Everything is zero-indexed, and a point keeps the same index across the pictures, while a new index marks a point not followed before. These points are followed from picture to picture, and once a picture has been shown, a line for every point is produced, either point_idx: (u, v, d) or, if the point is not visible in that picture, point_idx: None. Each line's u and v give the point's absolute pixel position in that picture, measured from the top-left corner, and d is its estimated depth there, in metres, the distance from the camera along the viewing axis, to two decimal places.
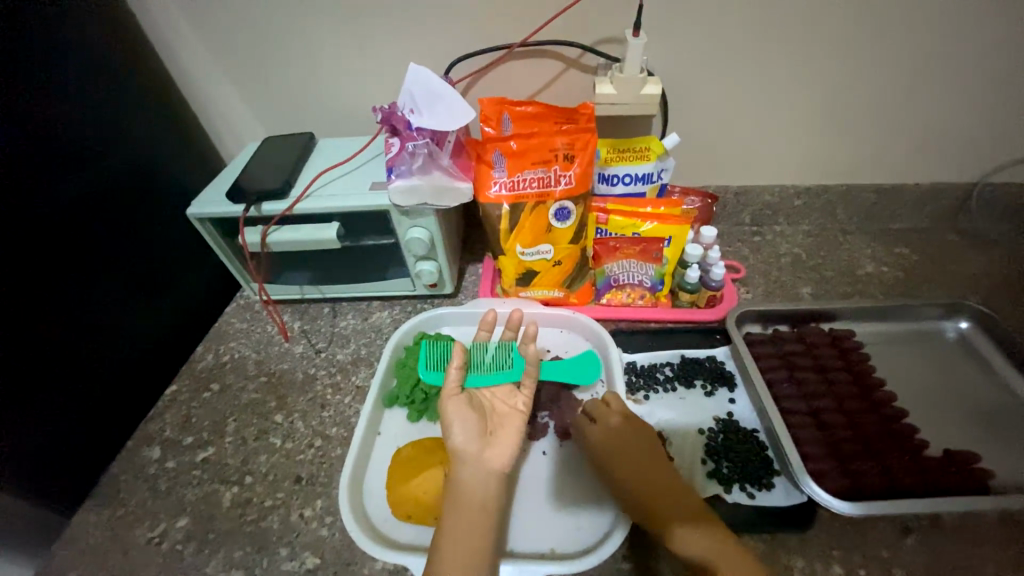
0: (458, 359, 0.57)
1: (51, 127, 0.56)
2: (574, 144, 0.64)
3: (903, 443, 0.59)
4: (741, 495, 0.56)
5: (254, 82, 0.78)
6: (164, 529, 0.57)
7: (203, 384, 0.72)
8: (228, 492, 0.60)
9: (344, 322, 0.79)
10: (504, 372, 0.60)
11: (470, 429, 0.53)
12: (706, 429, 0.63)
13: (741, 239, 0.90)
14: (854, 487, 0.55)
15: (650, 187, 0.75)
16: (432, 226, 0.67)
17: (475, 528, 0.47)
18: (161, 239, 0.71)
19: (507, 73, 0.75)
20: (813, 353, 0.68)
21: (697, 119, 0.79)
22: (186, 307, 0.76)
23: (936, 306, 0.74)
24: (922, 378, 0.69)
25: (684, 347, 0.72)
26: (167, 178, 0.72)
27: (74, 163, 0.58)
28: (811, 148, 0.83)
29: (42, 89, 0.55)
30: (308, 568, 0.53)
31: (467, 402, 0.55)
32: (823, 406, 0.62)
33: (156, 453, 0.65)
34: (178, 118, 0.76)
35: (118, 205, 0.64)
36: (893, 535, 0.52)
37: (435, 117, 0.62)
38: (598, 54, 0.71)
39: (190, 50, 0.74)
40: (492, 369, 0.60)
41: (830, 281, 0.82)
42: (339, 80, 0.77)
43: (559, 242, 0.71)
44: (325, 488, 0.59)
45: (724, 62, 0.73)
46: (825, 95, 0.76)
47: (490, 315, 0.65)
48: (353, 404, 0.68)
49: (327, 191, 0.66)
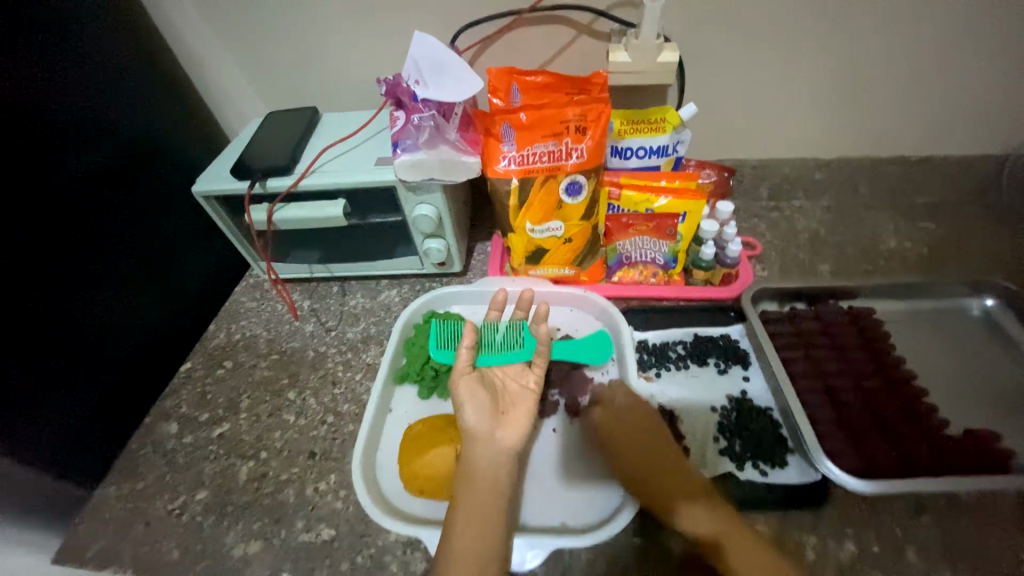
0: (469, 339, 0.56)
1: (50, 103, 0.54)
2: (587, 115, 0.62)
3: (921, 423, 0.58)
4: (754, 472, 0.55)
5: (255, 54, 0.75)
6: (184, 501, 0.59)
7: (216, 361, 0.73)
8: (245, 466, 0.61)
9: (353, 301, 0.79)
10: (515, 351, 0.60)
11: (482, 408, 0.53)
12: (718, 408, 0.62)
13: (758, 215, 0.87)
14: (870, 467, 0.54)
15: (665, 161, 0.73)
16: (439, 202, 0.66)
17: (485, 503, 0.47)
18: (168, 217, 0.71)
19: (516, 41, 0.72)
20: (831, 331, 0.67)
21: (715, 87, 0.75)
22: (196, 286, 0.77)
23: (961, 284, 0.72)
24: (943, 358, 0.67)
25: (697, 326, 0.71)
26: (172, 155, 0.71)
27: (76, 140, 0.57)
28: (835, 118, 0.79)
29: (37, 63, 0.53)
30: (324, 539, 0.54)
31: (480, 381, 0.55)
32: (840, 384, 0.61)
33: (173, 428, 0.66)
34: (180, 93, 0.75)
35: (124, 184, 0.63)
36: (909, 514, 0.52)
37: (441, 89, 0.60)
38: (611, 19, 0.68)
39: (189, 22, 0.72)
40: (503, 349, 0.60)
41: (850, 258, 0.80)
42: (342, 51, 0.75)
43: (570, 218, 0.69)
44: (339, 463, 0.60)
45: (746, 25, 0.68)
46: (854, 59, 0.71)
47: (501, 295, 0.64)
48: (364, 382, 0.68)
49: (333, 167, 0.65)
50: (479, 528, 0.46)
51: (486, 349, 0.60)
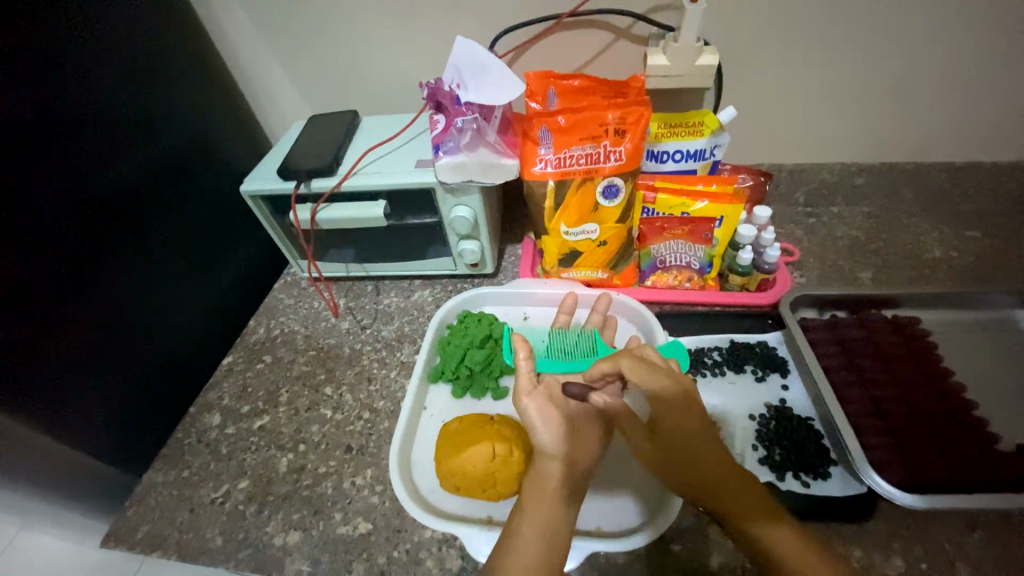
0: (525, 350, 0.54)
1: (114, 105, 0.58)
2: (626, 118, 0.62)
3: (973, 436, 0.56)
4: (796, 483, 0.54)
5: (300, 61, 0.78)
6: (227, 490, 0.61)
7: (256, 355, 0.75)
8: (284, 458, 0.63)
9: (387, 300, 0.80)
10: (592, 357, 0.61)
11: (553, 427, 0.50)
12: (757, 416, 0.61)
13: (795, 220, 0.85)
14: (919, 478, 0.52)
15: (701, 164, 0.72)
16: (476, 204, 0.66)
17: (545, 511, 0.46)
18: (212, 215, 0.73)
19: (553, 46, 0.73)
20: (875, 341, 0.65)
21: (753, 90, 0.75)
22: (235, 282, 0.79)
23: (1011, 294, 0.69)
24: (994, 370, 0.64)
25: (733, 332, 0.70)
26: (219, 158, 0.74)
27: (135, 140, 0.60)
28: (875, 123, 0.77)
29: (106, 67, 0.57)
30: (360, 532, 0.55)
31: (546, 395, 0.53)
32: (885, 395, 0.59)
33: (216, 419, 0.68)
34: (229, 97, 0.78)
35: (175, 183, 0.67)
36: (959, 531, 0.50)
37: (482, 92, 0.61)
38: (650, 24, 0.68)
39: (240, 30, 0.75)
40: (571, 353, 0.61)
41: (892, 265, 0.77)
42: (383, 58, 0.77)
43: (605, 221, 0.69)
44: (375, 458, 0.61)
45: (786, 29, 0.68)
46: (896, 63, 0.70)
47: (569, 300, 0.68)
48: (398, 379, 0.70)
49: (374, 168, 0.67)
50: (544, 538, 0.45)
51: (555, 352, 0.62)
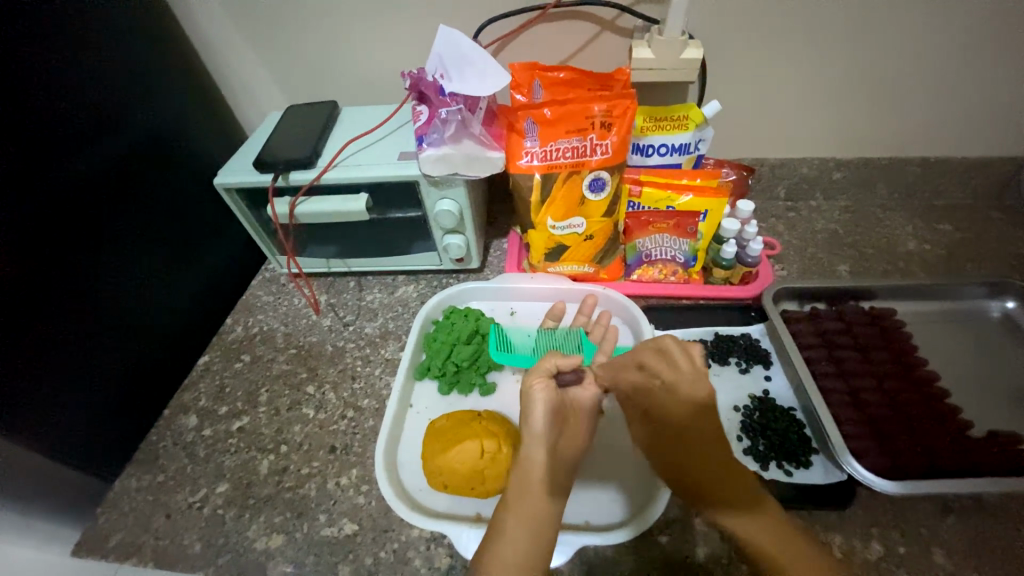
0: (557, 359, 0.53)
1: (78, 92, 0.54)
2: (613, 110, 0.61)
3: (946, 423, 0.57)
4: (778, 472, 0.55)
5: (276, 49, 0.76)
6: (205, 494, 0.58)
7: (234, 355, 0.73)
8: (265, 460, 0.61)
9: (370, 296, 0.78)
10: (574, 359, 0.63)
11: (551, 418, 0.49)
12: (741, 407, 0.62)
13: (775, 214, 0.87)
14: (896, 466, 0.54)
15: (686, 158, 0.73)
16: (461, 198, 0.65)
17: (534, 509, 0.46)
18: (184, 210, 0.70)
19: (539, 37, 0.72)
20: (853, 332, 0.67)
21: (737, 84, 0.75)
22: (210, 279, 0.76)
23: (981, 285, 0.71)
24: (965, 358, 0.67)
25: (717, 325, 0.71)
26: (191, 150, 0.71)
27: (100, 130, 0.57)
28: (854, 119, 0.79)
29: (67, 52, 0.53)
30: (346, 533, 0.54)
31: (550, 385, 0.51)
32: (863, 385, 0.60)
33: (192, 421, 0.66)
34: (201, 86, 0.75)
35: (145, 176, 0.63)
36: (935, 515, 0.52)
37: (466, 82, 0.60)
38: (636, 16, 0.68)
39: (211, 15, 0.72)
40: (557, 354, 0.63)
41: (869, 258, 0.79)
42: (364, 47, 0.75)
43: (591, 215, 0.69)
44: (359, 458, 0.60)
45: (769, 24, 0.68)
46: (874, 60, 0.72)
47: (558, 307, 0.68)
48: (383, 376, 0.68)
49: (356, 161, 0.65)
50: (530, 534, 0.45)
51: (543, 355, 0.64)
